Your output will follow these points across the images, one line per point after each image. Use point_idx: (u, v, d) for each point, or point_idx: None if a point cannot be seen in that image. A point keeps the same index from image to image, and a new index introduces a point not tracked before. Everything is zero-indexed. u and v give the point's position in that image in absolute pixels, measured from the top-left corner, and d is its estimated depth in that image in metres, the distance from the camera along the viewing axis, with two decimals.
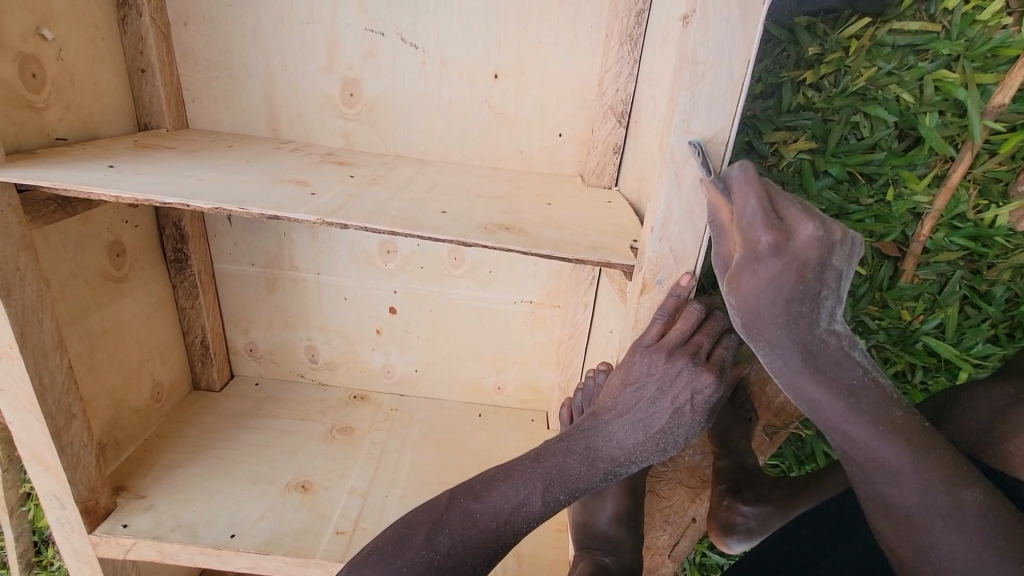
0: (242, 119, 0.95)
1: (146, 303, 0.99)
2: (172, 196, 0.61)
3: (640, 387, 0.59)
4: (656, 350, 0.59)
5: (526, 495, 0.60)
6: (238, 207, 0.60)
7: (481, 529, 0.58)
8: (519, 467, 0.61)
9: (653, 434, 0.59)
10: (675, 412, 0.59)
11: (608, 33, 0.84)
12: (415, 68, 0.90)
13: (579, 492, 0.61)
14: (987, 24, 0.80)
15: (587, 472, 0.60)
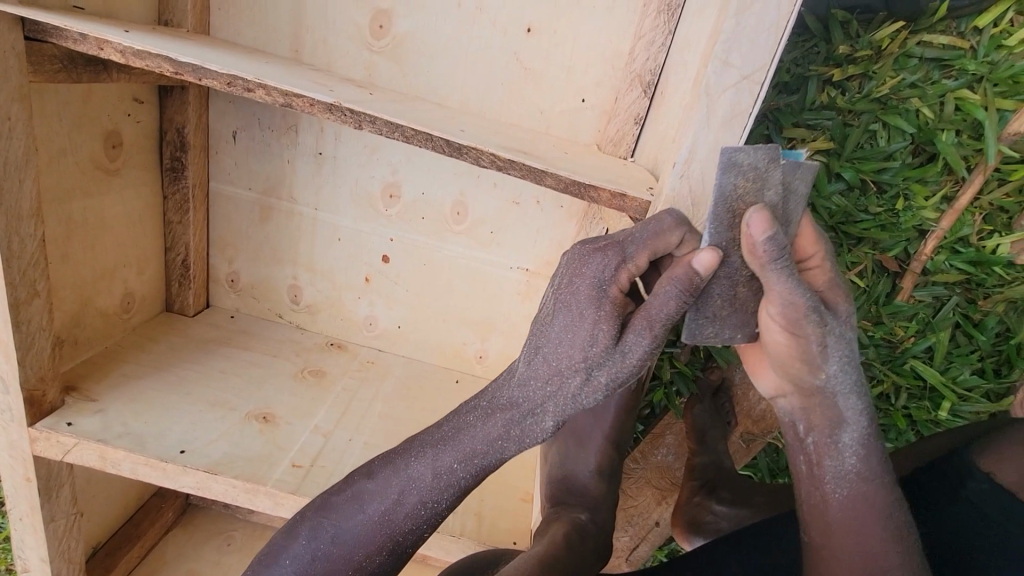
0: (264, 34, 0.94)
1: (134, 205, 0.95)
2: (188, 56, 0.64)
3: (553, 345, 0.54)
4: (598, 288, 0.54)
5: (419, 474, 0.56)
6: (257, 79, 0.64)
7: (367, 517, 0.57)
8: (413, 443, 0.58)
9: (564, 390, 0.54)
10: (589, 356, 0.53)
11: (645, 1, 0.85)
12: (449, 10, 0.90)
13: (486, 459, 0.56)
14: (1012, 51, 0.82)
15: (491, 436, 0.55)
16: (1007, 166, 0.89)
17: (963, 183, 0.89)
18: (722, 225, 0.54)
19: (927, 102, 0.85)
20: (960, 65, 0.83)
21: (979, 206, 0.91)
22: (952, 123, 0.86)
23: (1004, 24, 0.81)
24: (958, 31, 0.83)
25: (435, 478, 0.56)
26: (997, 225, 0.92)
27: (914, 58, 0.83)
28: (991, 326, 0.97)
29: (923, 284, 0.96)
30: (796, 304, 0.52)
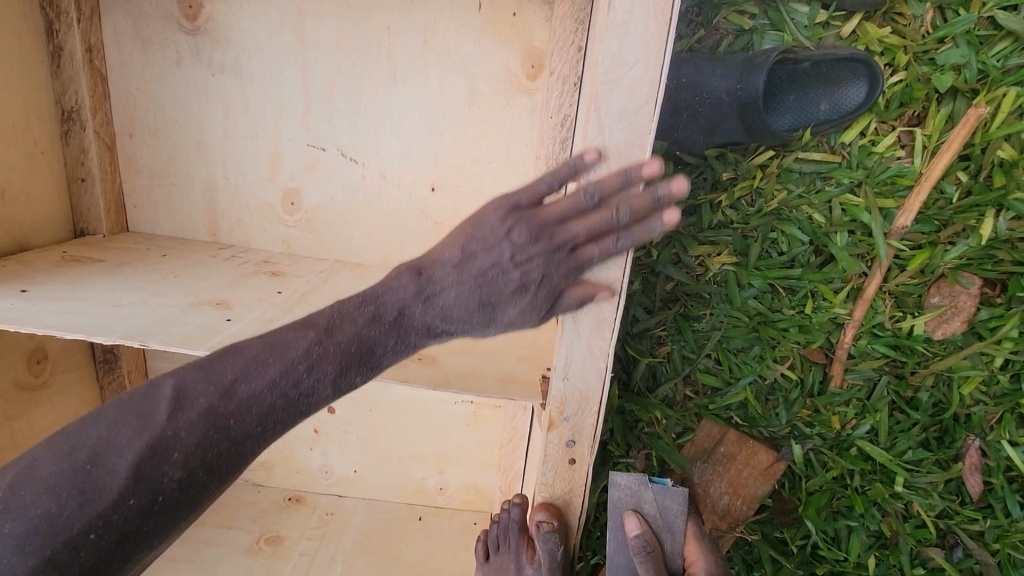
0: (181, 223, 0.96)
1: (67, 406, 0.94)
2: (74, 330, 0.61)
3: (499, 247, 0.60)
4: (524, 211, 0.60)
5: (179, 394, 0.55)
6: (138, 343, 0.61)
7: (108, 440, 0.52)
8: (166, 380, 0.56)
9: (483, 305, 0.61)
10: (510, 272, 0.60)
11: (537, 154, 0.89)
12: (354, 181, 0.94)
13: (382, 369, 0.62)
14: (883, 155, 0.87)
15: (326, 371, 0.59)
16: (904, 253, 0.92)
17: (866, 277, 0.93)
18: (616, 531, 0.76)
19: (816, 209, 0.90)
20: (838, 176, 0.88)
21: (887, 291, 0.94)
22: (842, 225, 0.90)
23: (870, 134, 0.86)
24: (829, 145, 0.88)
25: (188, 402, 0.55)
26: (909, 308, 0.95)
27: (795, 172, 0.88)
28: (924, 401, 0.99)
29: (852, 368, 0.99)
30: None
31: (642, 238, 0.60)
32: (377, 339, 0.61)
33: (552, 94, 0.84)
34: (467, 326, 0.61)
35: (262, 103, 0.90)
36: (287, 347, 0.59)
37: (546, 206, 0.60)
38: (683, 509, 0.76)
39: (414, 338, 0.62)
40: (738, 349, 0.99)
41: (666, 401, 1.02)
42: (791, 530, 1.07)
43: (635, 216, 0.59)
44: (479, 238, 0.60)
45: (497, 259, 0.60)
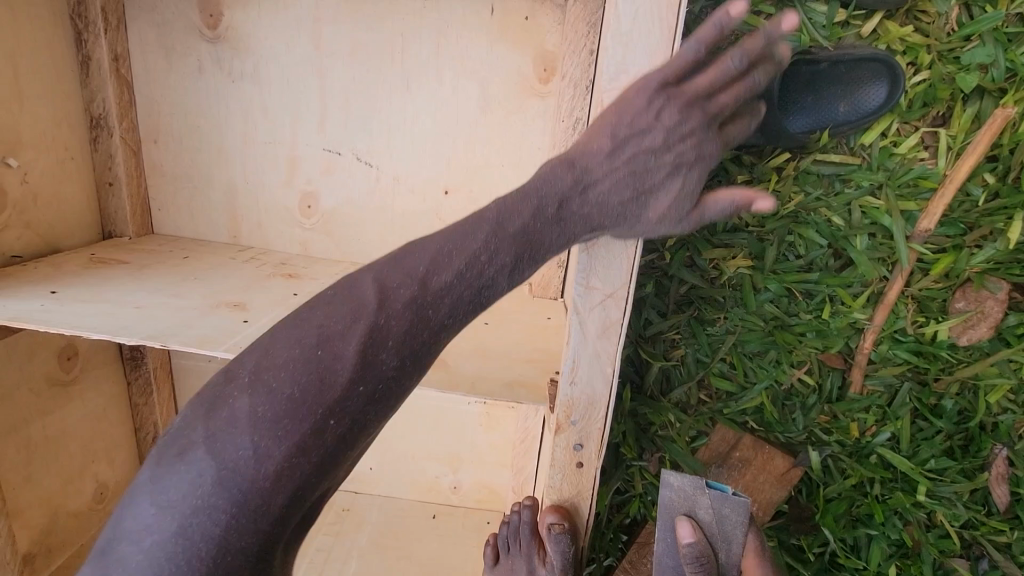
0: (204, 227, 0.99)
1: (97, 402, 0.99)
2: (99, 331, 0.63)
3: (650, 125, 0.55)
4: (675, 91, 0.55)
5: (369, 331, 0.51)
6: (159, 344, 0.62)
7: (308, 381, 0.50)
8: (356, 287, 0.54)
9: (643, 190, 0.58)
10: (673, 171, 0.57)
11: (549, 157, 0.89)
12: (369, 185, 0.95)
13: (548, 260, 0.58)
14: (905, 156, 0.85)
15: (504, 264, 0.55)
16: (928, 257, 0.90)
17: (887, 281, 0.90)
18: (667, 528, 0.74)
19: (835, 212, 0.88)
20: (857, 178, 0.86)
21: (910, 296, 0.92)
22: (862, 228, 0.88)
23: (892, 135, 0.84)
24: (849, 146, 0.86)
25: (379, 347, 0.52)
26: (932, 313, 0.93)
27: (813, 174, 0.87)
28: (949, 408, 0.96)
29: (872, 374, 0.97)
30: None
31: (758, 85, 0.56)
32: (542, 231, 0.56)
33: (563, 98, 0.84)
34: (620, 219, 0.59)
35: (281, 109, 0.92)
36: (477, 217, 0.56)
37: (689, 80, 0.56)
38: (744, 519, 0.72)
39: (574, 232, 0.58)
40: (754, 353, 0.97)
41: (680, 405, 1.02)
42: (809, 537, 1.06)
43: (749, 58, 0.55)
44: (625, 120, 0.55)
45: (654, 145, 0.56)
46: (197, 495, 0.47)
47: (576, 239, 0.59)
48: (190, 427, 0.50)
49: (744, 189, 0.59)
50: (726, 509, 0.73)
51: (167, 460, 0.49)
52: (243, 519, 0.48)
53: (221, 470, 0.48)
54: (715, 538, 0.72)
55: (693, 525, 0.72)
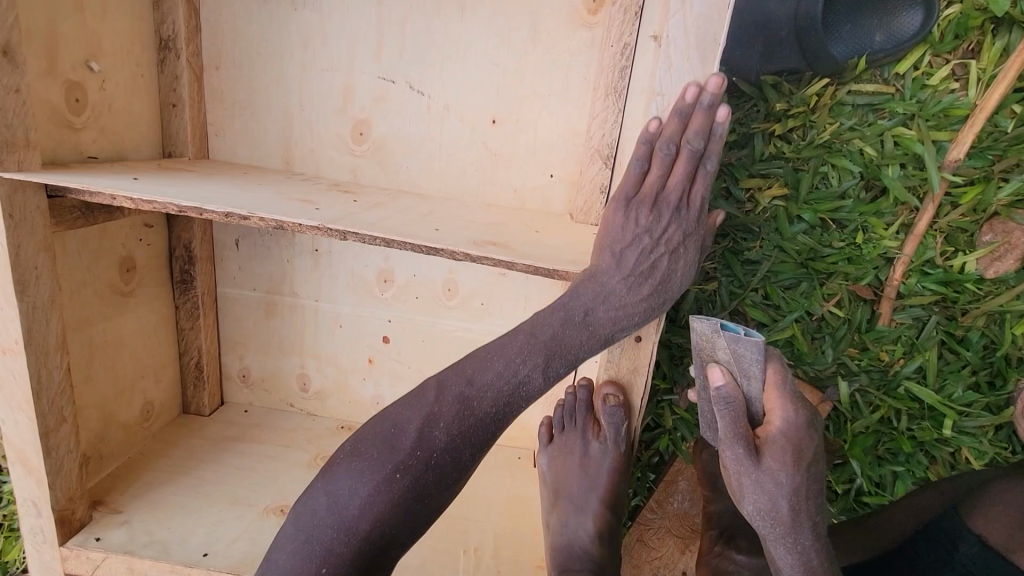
0: (257, 153, 1.03)
1: (147, 320, 1.02)
2: (186, 200, 0.70)
3: (630, 205, 0.73)
4: (640, 200, 0.73)
5: (428, 416, 0.68)
6: (248, 210, 0.70)
7: (385, 445, 0.67)
8: (424, 392, 0.69)
9: (656, 286, 0.74)
10: (668, 251, 0.74)
11: (596, 85, 0.93)
12: (420, 113, 0.99)
13: (579, 361, 0.72)
14: (937, 88, 0.89)
15: (536, 362, 0.70)
16: (956, 189, 0.94)
17: (917, 211, 0.94)
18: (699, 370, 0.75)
19: (868, 142, 0.92)
20: (891, 107, 0.90)
21: (939, 229, 0.96)
22: (894, 158, 0.92)
23: (925, 67, 0.89)
24: (883, 78, 0.90)
25: (436, 424, 0.67)
26: (960, 245, 0.96)
27: (847, 105, 0.91)
28: (976, 340, 0.99)
29: (901, 307, 1.00)
30: (729, 443, 0.71)
31: (720, 148, 0.70)
32: (571, 335, 0.71)
33: (613, 25, 0.88)
34: (646, 316, 0.74)
35: (339, 37, 0.96)
36: (499, 351, 0.70)
37: (648, 183, 0.72)
38: (761, 358, 0.70)
39: (602, 332, 0.72)
40: (787, 286, 1.01)
41: None
42: (835, 474, 1.08)
43: (702, 137, 0.68)
44: (620, 237, 0.73)
45: (643, 249, 0.73)
46: (314, 520, 0.64)
47: (606, 339, 0.73)
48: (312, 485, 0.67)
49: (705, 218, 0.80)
50: (748, 348, 0.71)
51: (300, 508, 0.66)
52: (369, 506, 0.64)
53: (335, 501, 0.64)
54: (742, 378, 0.72)
55: (720, 368, 0.71)
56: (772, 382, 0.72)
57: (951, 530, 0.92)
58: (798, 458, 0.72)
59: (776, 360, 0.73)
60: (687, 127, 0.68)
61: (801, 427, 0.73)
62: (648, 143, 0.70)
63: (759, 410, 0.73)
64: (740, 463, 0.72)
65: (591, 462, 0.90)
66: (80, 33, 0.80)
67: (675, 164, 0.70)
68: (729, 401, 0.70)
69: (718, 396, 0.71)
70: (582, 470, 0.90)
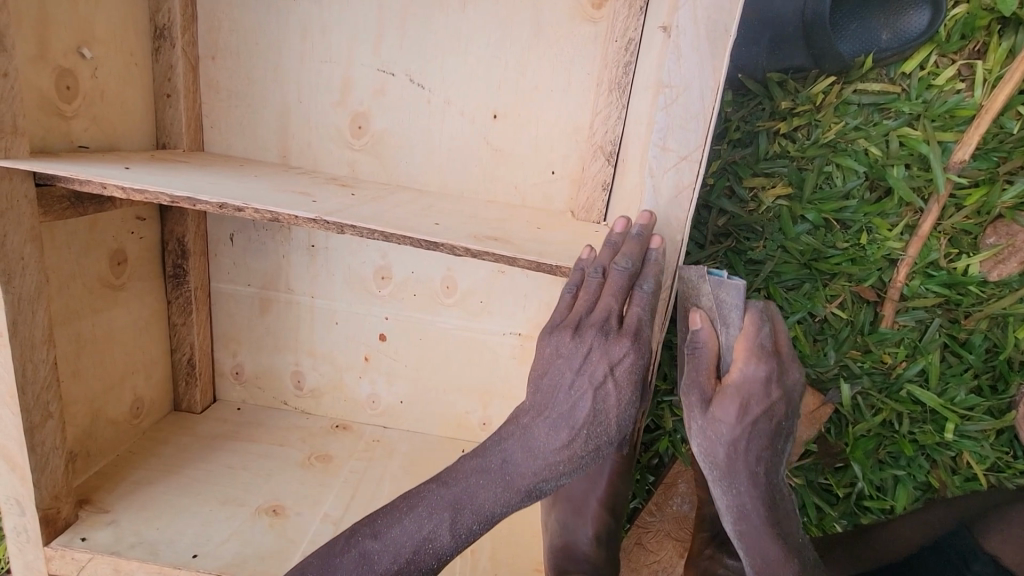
0: (254, 145, 1.01)
1: (139, 314, 0.99)
2: (180, 189, 0.68)
3: (553, 379, 0.65)
4: (565, 328, 0.64)
5: (522, 472, 0.65)
6: (243, 202, 0.68)
7: (469, 497, 0.65)
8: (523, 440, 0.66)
9: (576, 435, 0.64)
10: (595, 392, 0.63)
11: (599, 81, 0.92)
12: (420, 107, 0.97)
13: (492, 519, 0.65)
14: (943, 89, 0.88)
15: (441, 516, 0.65)
16: (960, 191, 0.93)
17: (922, 212, 0.93)
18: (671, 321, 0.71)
19: (873, 142, 0.91)
20: (897, 107, 0.89)
21: (943, 230, 0.95)
22: (899, 159, 0.91)
23: (930, 67, 0.88)
24: (889, 77, 0.89)
25: (527, 482, 0.65)
26: (963, 247, 0.95)
27: (852, 104, 0.90)
28: (978, 343, 0.98)
29: (904, 309, 0.99)
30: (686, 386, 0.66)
31: (658, 269, 0.62)
32: (478, 488, 0.65)
33: (617, 20, 0.88)
34: (574, 473, 0.65)
35: (338, 28, 0.94)
36: (570, 393, 0.64)
37: (581, 323, 0.63)
38: (740, 302, 0.65)
39: (522, 486, 0.65)
40: (790, 287, 1.00)
41: None
42: (835, 476, 1.07)
43: (630, 262, 0.61)
44: (552, 379, 0.65)
45: (565, 382, 0.64)
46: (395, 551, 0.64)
47: (524, 490, 0.65)
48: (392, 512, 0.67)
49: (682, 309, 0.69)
50: (727, 294, 0.65)
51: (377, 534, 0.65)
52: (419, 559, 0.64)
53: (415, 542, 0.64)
54: (724, 321, 0.65)
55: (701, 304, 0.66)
56: (760, 338, 0.65)
57: (965, 549, 0.88)
58: (777, 422, 0.66)
59: (759, 302, 0.66)
60: (632, 243, 0.63)
61: (762, 385, 0.64)
62: (575, 270, 0.65)
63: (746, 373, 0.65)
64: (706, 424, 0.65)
65: (593, 462, 0.90)
66: (72, 18, 0.78)
67: (590, 341, 0.63)
68: (705, 347, 0.66)
69: (696, 342, 0.66)
70: (584, 471, 0.90)
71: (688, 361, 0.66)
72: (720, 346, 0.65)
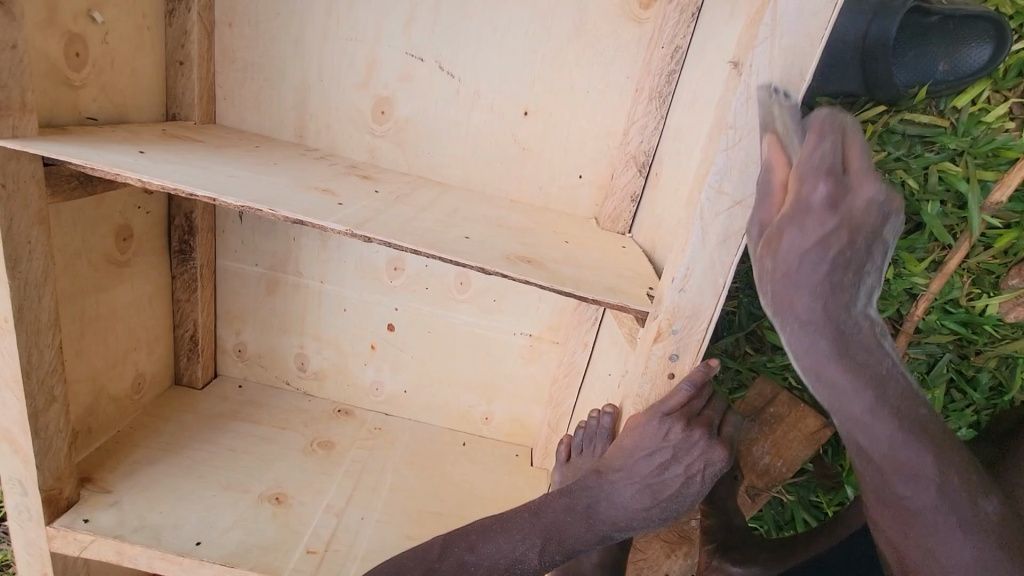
0: (269, 122, 0.96)
1: (143, 290, 0.97)
2: (203, 189, 0.63)
3: (652, 452, 0.62)
4: (677, 416, 0.62)
5: (549, 533, 0.62)
6: (268, 207, 0.63)
7: (497, 565, 0.61)
8: (550, 506, 0.64)
9: (662, 501, 0.64)
10: (686, 480, 0.64)
11: (639, 87, 0.87)
12: (448, 96, 0.93)
13: (575, 552, 0.63)
14: (991, 126, 0.85)
15: (533, 543, 0.62)
16: (991, 231, 0.91)
17: (950, 249, 0.92)
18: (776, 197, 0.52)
19: (912, 174, 0.89)
20: (942, 141, 0.87)
21: (967, 268, 0.94)
22: (936, 195, 0.89)
23: (982, 103, 0.85)
24: (937, 109, 0.87)
25: (555, 543, 0.62)
26: (984, 287, 0.95)
27: (897, 134, 0.88)
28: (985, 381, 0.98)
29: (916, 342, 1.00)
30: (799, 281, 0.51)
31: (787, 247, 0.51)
32: (570, 527, 0.63)
33: (666, 23, 0.82)
34: (647, 529, 0.65)
35: (367, 5, 0.88)
36: (621, 475, 0.64)
37: (688, 416, 0.63)
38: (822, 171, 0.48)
39: (603, 531, 0.64)
40: None
41: (725, 353, 1.04)
42: (827, 495, 1.09)
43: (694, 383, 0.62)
44: (646, 444, 0.62)
45: (664, 460, 0.62)
46: None
47: (602, 539, 0.64)
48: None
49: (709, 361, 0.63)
50: (813, 161, 0.48)
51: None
52: None
53: None
54: (828, 252, 0.49)
55: (783, 238, 0.50)
56: (870, 258, 0.50)
57: None
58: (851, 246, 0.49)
59: (873, 193, 0.47)
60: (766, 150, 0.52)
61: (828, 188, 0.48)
62: (698, 367, 0.63)
63: (856, 307, 0.51)
64: (821, 347, 0.52)
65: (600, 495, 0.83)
66: None
67: (697, 441, 0.63)
68: (799, 262, 0.50)
69: (789, 244, 0.50)
70: None
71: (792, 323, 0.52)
72: (820, 280, 0.50)
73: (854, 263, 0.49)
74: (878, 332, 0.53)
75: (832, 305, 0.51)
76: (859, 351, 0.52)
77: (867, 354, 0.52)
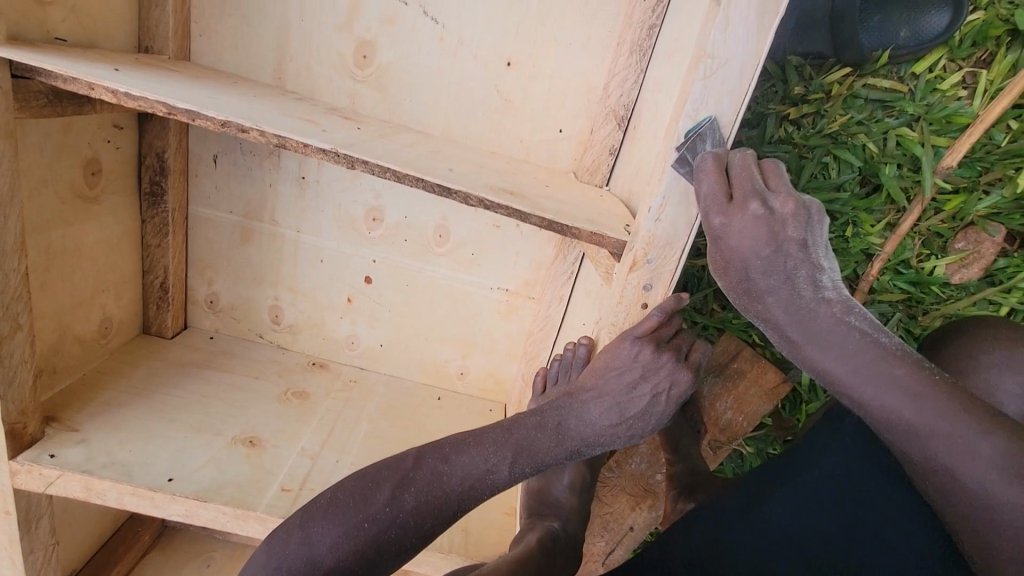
0: (246, 62, 0.93)
1: (112, 230, 0.94)
2: (185, 102, 0.64)
3: (622, 371, 0.66)
4: (647, 339, 0.66)
5: (521, 448, 0.64)
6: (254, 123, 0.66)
7: (467, 475, 0.62)
8: (522, 425, 0.66)
9: (629, 418, 0.67)
10: (652, 398, 0.67)
11: (621, 41, 0.89)
12: (432, 44, 0.92)
13: (544, 467, 0.65)
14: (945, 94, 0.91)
15: (503, 456, 0.63)
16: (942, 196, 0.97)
17: (904, 212, 0.97)
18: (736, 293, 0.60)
19: (872, 138, 0.94)
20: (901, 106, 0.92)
21: (920, 231, 0.99)
22: (893, 157, 0.94)
23: (938, 71, 0.91)
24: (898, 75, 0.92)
25: (526, 457, 0.64)
26: (934, 249, 1.00)
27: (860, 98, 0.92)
28: (930, 339, 1.02)
29: (871, 301, 1.03)
30: (768, 313, 0.58)
31: (755, 288, 0.59)
32: (542, 443, 0.65)
33: None
34: (613, 447, 0.68)
35: None
36: (592, 392, 0.67)
37: (657, 339, 0.67)
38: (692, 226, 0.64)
39: (571, 446, 0.66)
40: None
41: (694, 308, 1.08)
42: (784, 447, 1.15)
43: (666, 312, 0.66)
44: (618, 363, 0.66)
45: (633, 379, 0.66)
46: (350, 524, 0.58)
47: (568, 457, 0.66)
48: (376, 485, 0.60)
49: (672, 296, 0.67)
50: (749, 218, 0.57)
51: (329, 513, 0.59)
52: (395, 533, 0.59)
53: (365, 516, 0.58)
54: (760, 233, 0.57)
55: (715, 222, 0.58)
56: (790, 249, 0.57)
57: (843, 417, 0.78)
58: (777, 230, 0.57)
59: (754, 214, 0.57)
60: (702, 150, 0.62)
61: (753, 224, 0.57)
62: (673, 296, 0.67)
63: (818, 287, 0.57)
64: (790, 334, 0.57)
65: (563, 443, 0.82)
66: None
67: (664, 362, 0.67)
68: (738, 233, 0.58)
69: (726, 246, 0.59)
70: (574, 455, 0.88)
71: (774, 330, 0.58)
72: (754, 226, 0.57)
73: (777, 236, 0.57)
74: (844, 314, 0.55)
75: (784, 288, 0.57)
76: (809, 311, 0.56)
77: (817, 314, 0.56)
